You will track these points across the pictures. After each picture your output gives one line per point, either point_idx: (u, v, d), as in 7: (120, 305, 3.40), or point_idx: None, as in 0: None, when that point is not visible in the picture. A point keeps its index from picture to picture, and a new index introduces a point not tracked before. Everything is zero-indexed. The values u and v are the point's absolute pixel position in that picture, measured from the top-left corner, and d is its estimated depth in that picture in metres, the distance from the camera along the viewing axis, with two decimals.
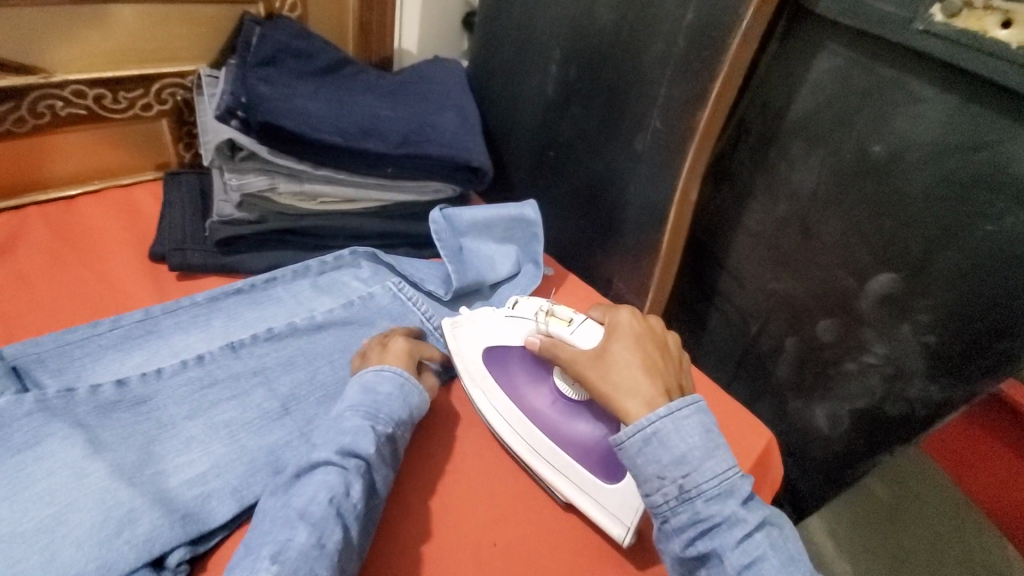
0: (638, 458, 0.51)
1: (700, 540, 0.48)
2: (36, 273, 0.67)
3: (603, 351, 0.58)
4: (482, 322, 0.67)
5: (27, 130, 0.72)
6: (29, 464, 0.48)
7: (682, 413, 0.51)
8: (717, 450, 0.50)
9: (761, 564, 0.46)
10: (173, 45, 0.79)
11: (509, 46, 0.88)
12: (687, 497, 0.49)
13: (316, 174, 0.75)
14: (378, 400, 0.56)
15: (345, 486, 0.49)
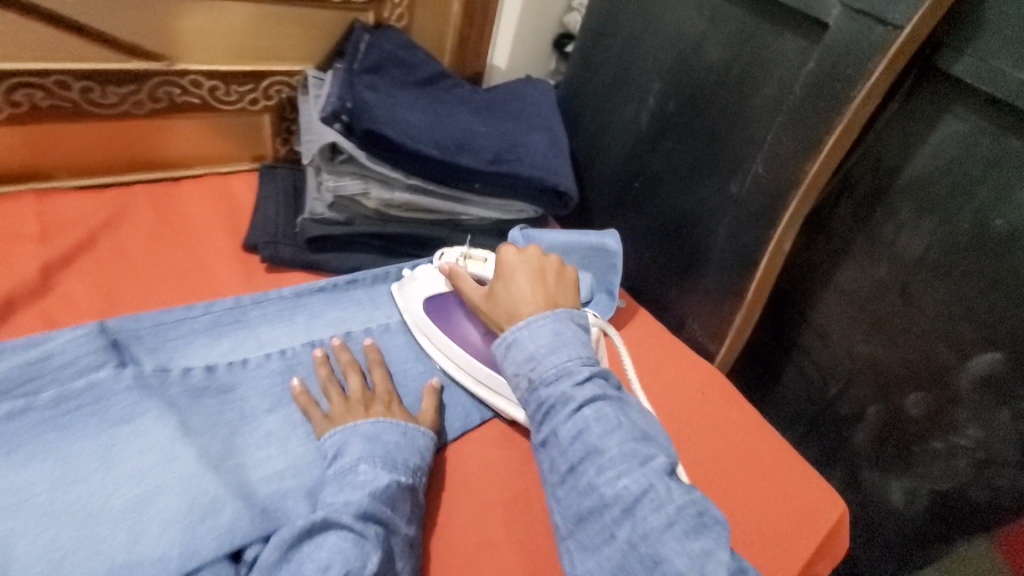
0: (502, 363, 0.57)
1: (542, 424, 0.52)
2: (137, 247, 0.70)
3: (491, 291, 0.62)
4: (415, 279, 0.70)
5: (144, 112, 0.76)
6: (123, 440, 0.49)
7: (537, 321, 0.56)
8: (562, 347, 0.54)
9: (588, 432, 0.49)
10: (285, 45, 0.82)
11: (606, 74, 0.88)
12: (534, 388, 0.54)
13: (407, 183, 0.76)
14: (389, 449, 0.53)
15: (362, 559, 0.44)
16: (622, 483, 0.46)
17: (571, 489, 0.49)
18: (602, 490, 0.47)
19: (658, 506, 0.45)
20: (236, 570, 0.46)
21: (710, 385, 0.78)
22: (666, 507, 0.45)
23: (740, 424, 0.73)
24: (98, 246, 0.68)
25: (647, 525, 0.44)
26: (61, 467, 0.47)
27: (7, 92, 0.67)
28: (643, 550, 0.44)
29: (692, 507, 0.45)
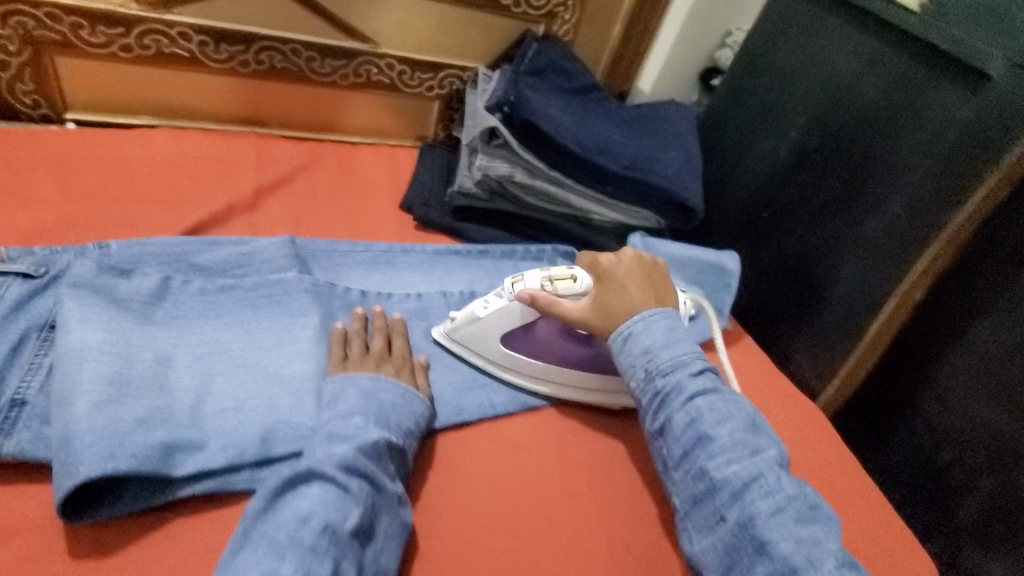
0: (618, 355, 0.60)
1: (657, 412, 0.56)
2: (322, 190, 0.83)
3: (597, 300, 0.62)
4: (481, 320, 0.64)
5: (346, 84, 0.90)
6: (298, 326, 0.60)
7: (652, 318, 0.60)
8: (677, 342, 0.58)
9: (701, 420, 0.54)
10: (466, 44, 0.94)
11: (751, 106, 0.91)
12: (651, 378, 0.57)
13: (548, 174, 0.83)
14: (383, 407, 0.54)
15: (343, 510, 0.46)
16: (732, 470, 0.51)
17: (687, 474, 0.53)
18: (712, 474, 0.51)
19: (768, 493, 0.49)
20: None
21: (806, 421, 0.77)
22: (775, 495, 0.49)
23: (829, 465, 0.73)
24: (294, 182, 0.82)
25: (754, 509, 0.49)
26: (253, 336, 0.58)
27: (255, 52, 0.82)
28: (751, 531, 0.48)
29: (802, 498, 0.49)
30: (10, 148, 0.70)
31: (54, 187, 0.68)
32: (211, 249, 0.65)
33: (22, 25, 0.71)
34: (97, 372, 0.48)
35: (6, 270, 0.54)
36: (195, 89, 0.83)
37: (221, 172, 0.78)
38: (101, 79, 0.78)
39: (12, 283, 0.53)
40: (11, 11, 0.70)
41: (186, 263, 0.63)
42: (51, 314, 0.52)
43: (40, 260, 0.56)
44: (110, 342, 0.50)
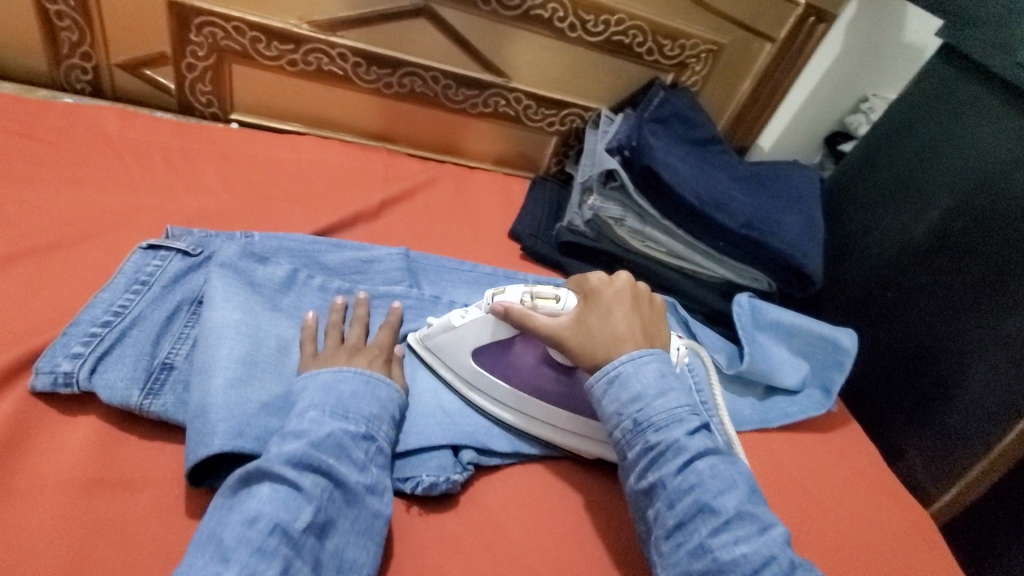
0: (603, 400, 0.54)
1: (649, 470, 0.50)
2: (438, 208, 0.87)
3: (583, 323, 0.57)
4: (455, 329, 0.61)
5: (475, 113, 0.95)
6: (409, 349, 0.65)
7: (641, 358, 0.55)
8: (670, 391, 0.53)
9: (701, 487, 0.48)
10: (593, 86, 0.96)
11: (886, 176, 0.86)
12: (641, 431, 0.51)
13: (660, 222, 0.83)
14: (342, 398, 0.51)
15: (295, 508, 0.44)
16: (740, 551, 0.45)
17: (680, 548, 0.47)
18: (716, 553, 0.45)
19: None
20: (455, 462, 0.57)
21: (915, 528, 0.69)
22: None
23: None
24: (414, 198, 0.87)
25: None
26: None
27: (400, 76, 0.89)
28: None
29: None
30: (187, 140, 0.79)
31: (216, 178, 0.76)
32: (337, 250, 0.70)
33: (212, 35, 0.81)
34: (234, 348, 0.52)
35: (170, 246, 0.60)
36: (340, 103, 0.91)
37: (353, 181, 0.84)
38: (266, 87, 0.87)
39: (172, 258, 0.60)
40: (206, 22, 0.80)
41: (314, 260, 0.68)
42: (200, 290, 0.58)
43: (196, 241, 0.63)
44: (244, 323, 0.55)
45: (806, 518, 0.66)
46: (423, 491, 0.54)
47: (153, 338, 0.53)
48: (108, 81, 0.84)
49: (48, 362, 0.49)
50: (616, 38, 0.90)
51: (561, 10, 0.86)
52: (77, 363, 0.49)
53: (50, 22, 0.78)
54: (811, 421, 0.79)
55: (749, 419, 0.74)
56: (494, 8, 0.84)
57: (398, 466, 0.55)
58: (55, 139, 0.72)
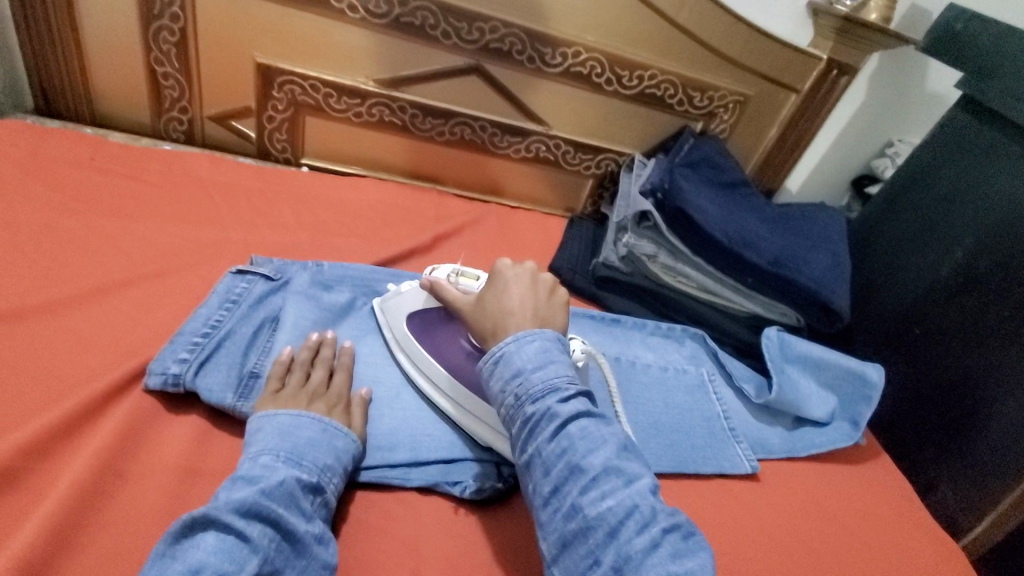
0: (488, 379, 0.52)
1: (528, 443, 0.48)
2: (482, 243, 0.95)
3: (480, 297, 0.59)
4: (402, 294, 0.69)
5: (518, 157, 1.04)
6: None
7: (525, 337, 0.52)
8: (551, 363, 0.50)
9: (572, 450, 0.46)
10: (627, 133, 1.04)
11: (910, 219, 0.90)
12: (520, 405, 0.49)
13: (691, 260, 0.88)
14: (299, 444, 0.51)
15: (242, 557, 0.42)
16: (606, 504, 0.43)
17: (556, 512, 0.45)
18: (585, 510, 0.43)
19: (643, 526, 0.42)
20: (500, 471, 0.61)
21: (946, 560, 0.70)
22: (651, 528, 0.42)
23: None
24: (461, 235, 0.95)
25: (630, 548, 0.41)
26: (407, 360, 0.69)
27: (451, 125, 0.99)
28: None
29: (678, 529, 0.43)
30: (265, 182, 0.90)
31: (289, 215, 0.85)
32: (394, 279, 0.78)
33: (291, 91, 0.93)
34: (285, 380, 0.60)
35: (256, 271, 0.70)
36: (397, 150, 1.01)
37: (407, 219, 0.93)
38: (334, 135, 0.98)
39: (258, 282, 0.69)
40: (286, 80, 0.91)
41: (373, 286, 0.76)
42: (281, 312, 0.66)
43: (276, 268, 0.72)
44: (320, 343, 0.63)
45: (837, 544, 0.68)
46: (471, 496, 0.59)
47: (243, 350, 0.61)
48: (199, 130, 0.96)
49: (159, 364, 0.57)
50: (649, 91, 0.99)
51: (598, 66, 0.95)
52: (184, 368, 0.57)
53: (156, 81, 0.91)
54: (841, 453, 0.81)
55: (779, 448, 0.77)
56: (539, 65, 0.94)
57: (448, 473, 0.60)
58: (156, 180, 0.83)
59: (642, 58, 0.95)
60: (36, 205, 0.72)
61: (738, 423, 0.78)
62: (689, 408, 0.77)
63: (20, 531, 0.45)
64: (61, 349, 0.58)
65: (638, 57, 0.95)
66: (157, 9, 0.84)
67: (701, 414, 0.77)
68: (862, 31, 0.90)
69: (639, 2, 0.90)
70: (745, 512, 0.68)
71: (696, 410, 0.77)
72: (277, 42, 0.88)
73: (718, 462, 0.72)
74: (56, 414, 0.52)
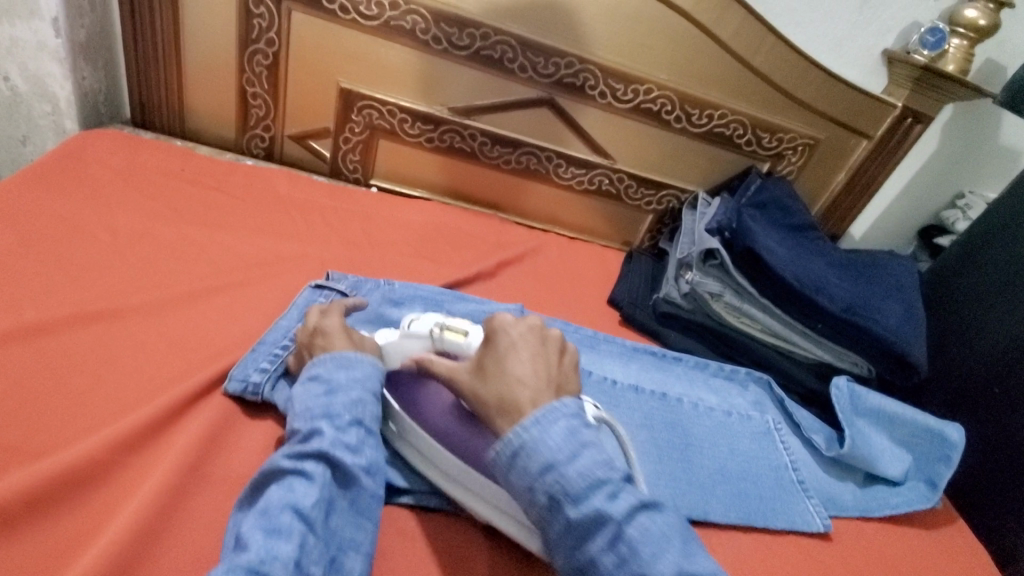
0: (510, 475, 0.47)
1: (578, 550, 0.44)
2: (543, 272, 0.95)
3: (478, 364, 0.53)
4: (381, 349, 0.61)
5: (580, 189, 1.05)
6: None
7: (546, 419, 0.47)
8: (585, 448, 0.46)
9: (632, 555, 0.42)
10: (691, 171, 1.04)
11: (992, 272, 0.86)
12: (558, 505, 0.45)
13: (759, 301, 0.87)
14: (331, 390, 0.53)
15: (301, 490, 0.46)
16: (643, 567, 0.41)
17: None
18: None
19: None
20: None
21: None
22: None
23: None
24: (523, 262, 0.95)
25: None
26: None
27: (519, 154, 1.01)
28: None
29: None
30: (338, 201, 0.93)
31: (360, 233, 0.88)
32: (461, 302, 0.78)
33: (369, 116, 0.96)
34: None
35: (333, 287, 0.71)
36: (464, 176, 1.03)
37: (472, 245, 0.94)
38: (404, 158, 1.01)
39: (335, 297, 0.70)
40: (366, 105, 0.95)
41: (441, 308, 0.76)
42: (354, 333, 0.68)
43: (351, 285, 0.74)
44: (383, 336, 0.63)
45: None
46: None
47: None
48: (278, 149, 1.01)
49: (241, 371, 0.58)
50: (718, 130, 0.99)
51: (669, 104, 0.96)
52: (264, 378, 0.58)
53: (245, 100, 0.96)
54: (916, 517, 0.76)
55: (851, 506, 0.73)
56: (610, 101, 0.95)
57: None
58: (239, 193, 0.86)
59: (714, 98, 0.96)
60: (134, 211, 0.76)
61: (807, 476, 0.75)
62: (755, 455, 0.75)
63: (110, 527, 0.45)
64: (152, 349, 0.60)
65: (709, 97, 0.95)
66: (255, 34, 0.89)
67: (767, 461, 0.74)
68: (939, 80, 0.90)
69: (714, 44, 0.91)
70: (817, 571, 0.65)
71: (763, 457, 0.75)
72: (361, 69, 0.92)
73: (788, 517, 0.69)
74: (149, 413, 0.53)
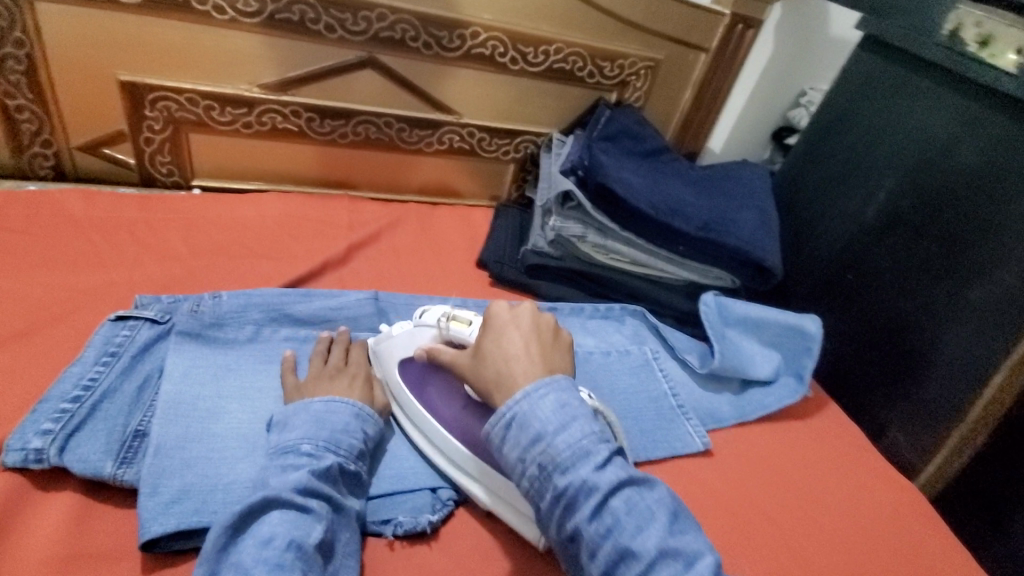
0: (503, 447, 0.49)
1: (566, 519, 0.46)
2: (404, 249, 0.89)
3: (477, 347, 0.56)
4: (393, 337, 0.64)
5: (431, 151, 0.98)
6: None
7: (537, 393, 0.49)
8: (573, 422, 0.48)
9: (619, 529, 0.44)
10: (541, 113, 1.00)
11: (831, 163, 0.89)
12: (548, 476, 0.47)
13: (621, 235, 0.86)
14: (334, 431, 0.54)
15: (306, 528, 0.47)
16: None
17: None
18: None
19: None
20: (433, 502, 0.58)
21: (903, 504, 0.70)
22: None
23: (932, 554, 0.65)
24: (379, 241, 0.89)
25: None
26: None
27: (354, 125, 0.92)
28: None
29: None
30: (151, 212, 0.82)
31: (182, 245, 0.78)
32: (304, 300, 0.71)
33: (167, 109, 0.84)
34: (164, 430, 0.54)
35: (139, 314, 0.63)
36: (299, 159, 0.94)
37: (319, 232, 0.87)
38: (224, 150, 0.90)
39: (142, 326, 0.62)
40: (160, 97, 0.83)
41: (280, 311, 0.69)
42: (162, 364, 0.60)
43: (164, 308, 0.66)
44: None
45: (792, 504, 0.67)
46: (404, 533, 0.55)
47: (126, 410, 0.55)
48: (70, 164, 0.87)
49: (18, 439, 0.50)
50: (557, 66, 0.95)
51: (501, 45, 0.90)
52: (48, 441, 0.50)
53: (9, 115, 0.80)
54: (790, 411, 0.80)
55: (729, 416, 0.75)
56: (436, 51, 0.88)
57: (375, 511, 0.56)
58: (20, 227, 0.73)
59: (545, 31, 0.91)
60: None
61: (685, 398, 0.76)
62: (634, 389, 0.75)
63: None
64: None
65: (540, 31, 0.90)
66: None
67: (646, 393, 0.75)
68: None
69: None
70: (699, 489, 0.66)
71: (641, 390, 0.75)
72: (142, 56, 0.80)
73: (669, 443, 0.69)
74: None
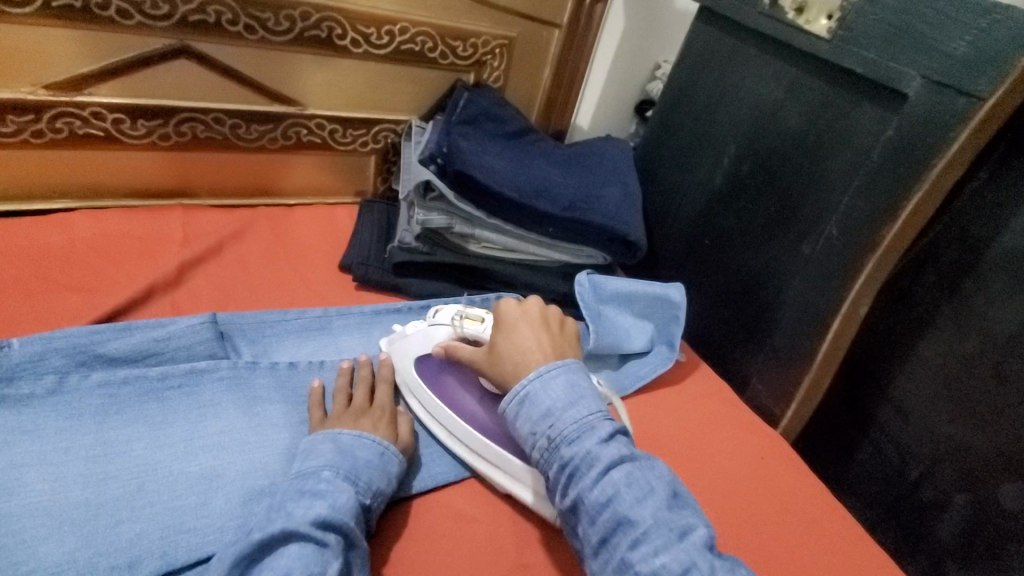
0: (516, 421, 0.54)
1: (569, 488, 0.50)
2: (253, 261, 0.80)
3: (492, 346, 0.59)
4: (408, 337, 0.66)
5: (275, 147, 0.88)
6: (208, 417, 0.57)
7: (549, 373, 0.54)
8: (581, 400, 0.53)
9: (617, 499, 0.47)
10: (396, 98, 0.94)
11: (683, 134, 0.92)
12: (555, 448, 0.51)
13: (489, 223, 0.83)
14: (357, 463, 0.53)
15: (322, 564, 0.44)
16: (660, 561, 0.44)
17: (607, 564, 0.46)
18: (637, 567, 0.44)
19: None
20: None
21: (769, 451, 0.74)
22: None
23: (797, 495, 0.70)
24: (223, 254, 0.79)
25: None
26: (158, 435, 0.55)
27: (176, 124, 0.80)
28: None
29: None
30: None
31: None
32: (123, 336, 0.61)
33: None
34: None
35: None
36: (115, 170, 0.81)
37: (145, 251, 0.75)
38: (11, 167, 0.75)
39: None
40: None
41: (90, 354, 0.58)
42: None
43: None
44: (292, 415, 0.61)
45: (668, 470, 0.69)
46: None
47: None
48: None
49: None
50: (406, 47, 0.88)
51: (337, 27, 0.82)
52: None
53: None
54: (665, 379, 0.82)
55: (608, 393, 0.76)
56: (262, 35, 0.79)
57: None
58: None
59: (386, 10, 0.84)
60: None
61: None
62: None
63: None
64: None
65: (381, 10, 0.84)
66: None
67: None
68: None
69: None
70: None
71: None
72: None
73: None
74: None
